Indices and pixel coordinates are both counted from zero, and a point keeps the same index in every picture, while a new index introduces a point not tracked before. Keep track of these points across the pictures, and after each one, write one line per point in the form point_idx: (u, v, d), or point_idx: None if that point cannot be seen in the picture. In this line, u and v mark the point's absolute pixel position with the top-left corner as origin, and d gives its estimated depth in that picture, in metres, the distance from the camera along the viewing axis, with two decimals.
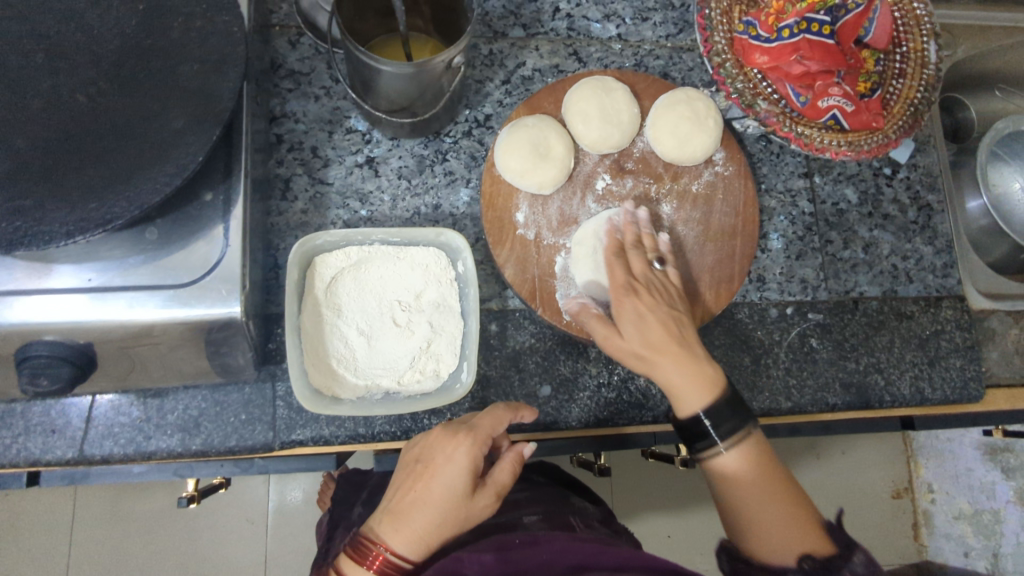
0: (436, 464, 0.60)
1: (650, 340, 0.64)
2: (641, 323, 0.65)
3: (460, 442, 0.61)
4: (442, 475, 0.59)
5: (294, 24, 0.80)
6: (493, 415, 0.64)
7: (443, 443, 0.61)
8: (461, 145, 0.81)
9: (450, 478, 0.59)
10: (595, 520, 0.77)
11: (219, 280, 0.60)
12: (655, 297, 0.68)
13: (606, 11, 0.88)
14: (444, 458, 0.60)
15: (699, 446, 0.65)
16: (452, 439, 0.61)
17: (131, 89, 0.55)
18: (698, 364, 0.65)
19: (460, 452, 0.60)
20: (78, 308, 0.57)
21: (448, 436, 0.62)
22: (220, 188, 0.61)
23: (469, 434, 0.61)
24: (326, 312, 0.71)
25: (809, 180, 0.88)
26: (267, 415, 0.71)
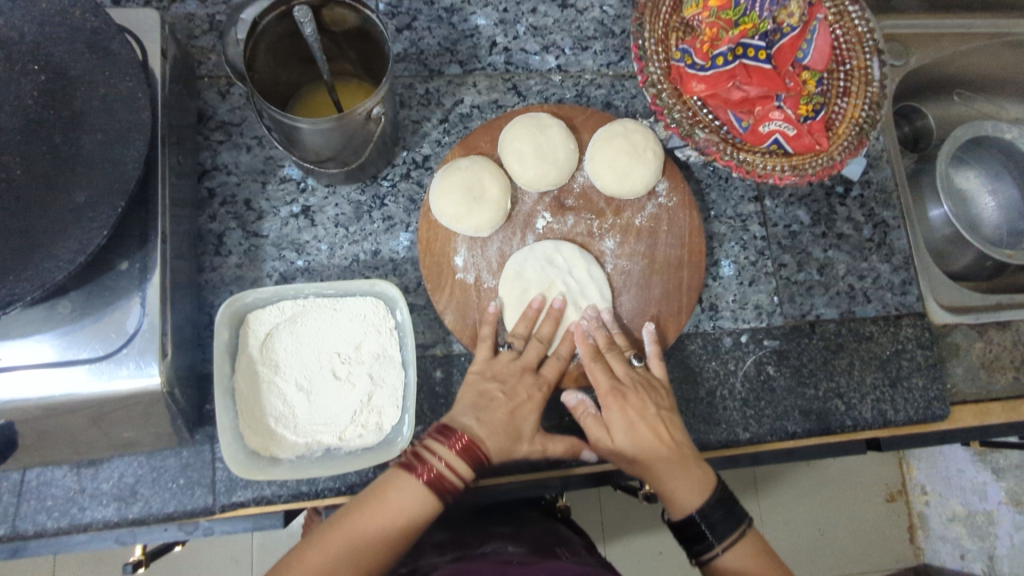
0: (387, 486, 0.57)
1: (641, 448, 0.65)
2: (631, 431, 0.66)
3: (435, 456, 0.58)
4: (399, 493, 0.56)
5: (223, 74, 0.79)
6: (465, 431, 0.61)
7: (406, 463, 0.58)
8: (399, 188, 0.80)
9: (412, 492, 0.56)
10: (583, 549, 0.73)
11: (135, 351, 0.58)
12: (642, 397, 0.69)
13: (544, 42, 0.87)
14: (399, 480, 0.57)
15: (697, 548, 0.63)
16: (415, 464, 0.58)
17: (34, 163, 0.54)
18: (691, 471, 0.65)
19: (423, 472, 0.57)
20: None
21: (418, 451, 0.59)
22: (137, 255, 0.60)
23: (437, 450, 0.59)
24: (262, 370, 0.69)
25: (759, 204, 0.87)
26: (206, 478, 0.69)
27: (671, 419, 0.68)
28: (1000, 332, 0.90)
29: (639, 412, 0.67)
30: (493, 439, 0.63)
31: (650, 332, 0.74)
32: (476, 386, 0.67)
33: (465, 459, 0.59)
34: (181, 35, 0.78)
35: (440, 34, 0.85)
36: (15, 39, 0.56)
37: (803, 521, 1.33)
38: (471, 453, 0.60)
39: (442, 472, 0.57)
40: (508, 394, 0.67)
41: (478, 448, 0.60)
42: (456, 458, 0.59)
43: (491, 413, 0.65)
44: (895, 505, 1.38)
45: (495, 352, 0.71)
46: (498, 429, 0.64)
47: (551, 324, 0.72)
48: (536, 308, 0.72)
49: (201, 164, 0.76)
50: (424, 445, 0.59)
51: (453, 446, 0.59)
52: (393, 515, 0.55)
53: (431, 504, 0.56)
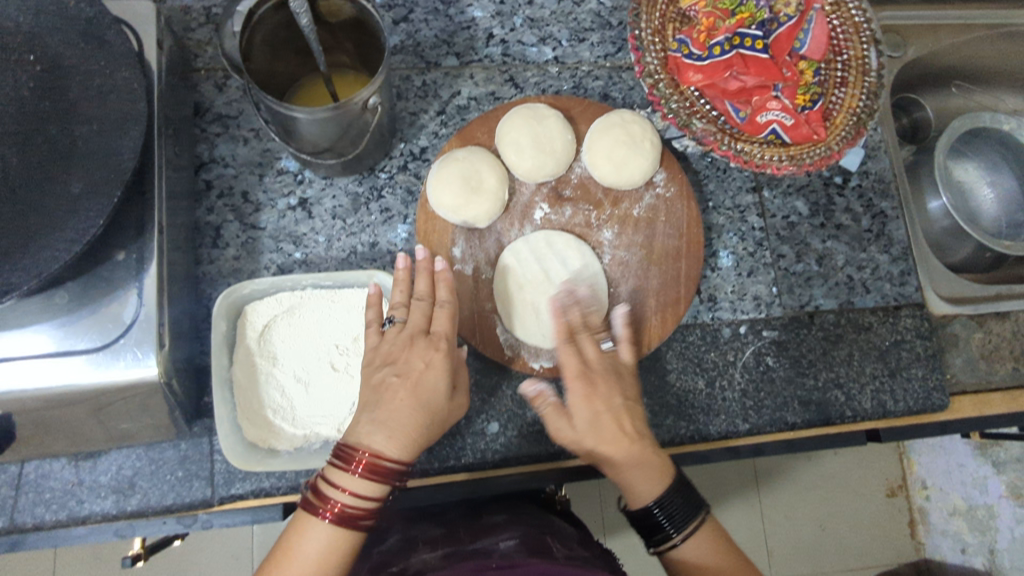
0: (295, 532, 0.53)
1: (604, 439, 0.61)
2: (596, 421, 0.61)
3: (336, 489, 0.54)
4: (306, 541, 0.52)
5: (220, 67, 0.79)
6: (365, 448, 0.55)
7: (309, 501, 0.54)
8: (396, 180, 0.80)
9: (321, 536, 0.53)
10: (577, 542, 0.72)
11: (133, 341, 0.58)
12: (611, 389, 0.63)
13: (541, 34, 0.87)
14: (308, 523, 0.53)
15: (657, 540, 0.61)
16: (317, 503, 0.54)
17: (28, 153, 0.54)
18: (656, 456, 0.62)
19: (328, 510, 0.53)
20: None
21: (320, 486, 0.55)
22: (133, 245, 0.60)
23: (338, 480, 0.54)
24: (260, 362, 0.69)
25: (758, 195, 0.86)
26: (204, 471, 0.69)
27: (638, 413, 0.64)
28: (999, 322, 0.90)
29: (606, 402, 0.62)
30: (394, 441, 0.56)
31: (621, 316, 0.70)
32: (371, 379, 0.61)
33: (374, 477, 0.55)
34: (178, 28, 0.79)
35: (437, 26, 0.85)
36: (10, 29, 0.56)
37: (803, 516, 1.33)
38: (378, 469, 0.54)
39: (347, 503, 0.54)
40: (402, 372, 0.60)
41: (383, 461, 0.55)
42: (360, 482, 0.54)
43: (387, 411, 0.57)
44: (896, 500, 1.38)
45: (382, 333, 0.65)
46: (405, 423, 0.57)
47: (443, 289, 0.65)
48: (404, 269, 0.66)
49: (198, 156, 0.76)
50: (325, 477, 0.55)
51: (354, 471, 0.54)
52: (307, 568, 0.51)
53: (346, 538, 0.53)
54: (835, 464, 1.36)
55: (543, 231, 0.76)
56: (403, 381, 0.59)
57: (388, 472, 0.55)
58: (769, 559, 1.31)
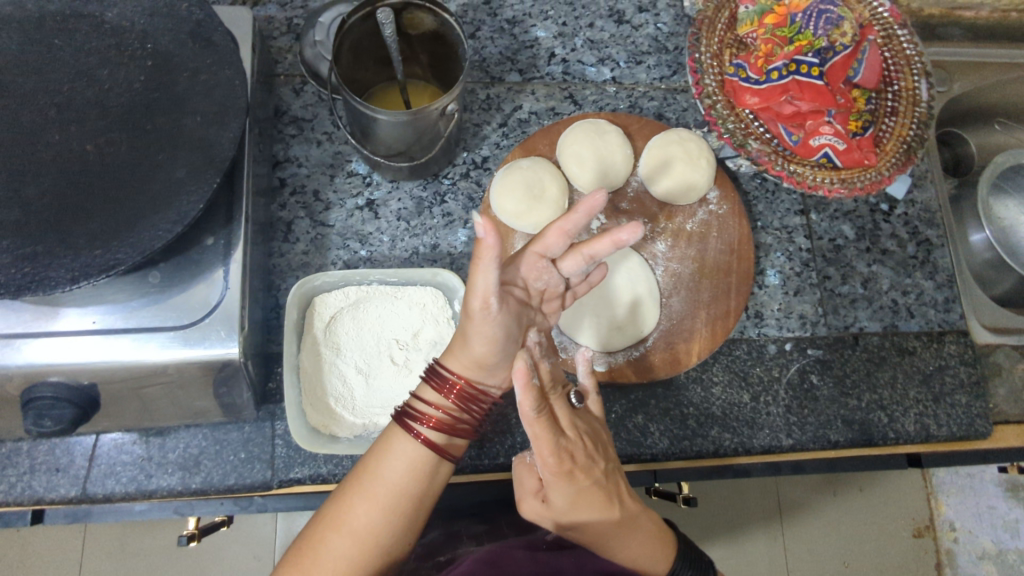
0: (384, 448, 0.58)
1: (587, 526, 0.56)
2: (576, 506, 0.55)
3: (426, 406, 0.60)
4: (395, 456, 0.58)
5: (299, 73, 0.84)
6: (458, 375, 0.60)
7: (401, 419, 0.59)
8: (459, 187, 0.83)
9: (409, 448, 0.58)
10: None
11: (218, 321, 0.61)
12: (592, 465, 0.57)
13: (600, 55, 0.92)
14: (399, 438, 0.58)
15: None
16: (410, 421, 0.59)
17: (139, 140, 0.59)
18: (652, 536, 0.60)
19: (419, 427, 0.59)
20: (82, 348, 0.59)
21: (414, 404, 0.60)
22: (222, 232, 0.63)
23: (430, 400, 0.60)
24: (326, 351, 0.72)
25: (806, 217, 0.89)
26: (266, 453, 0.71)
27: (606, 516, 0.56)
28: None
29: (588, 482, 0.56)
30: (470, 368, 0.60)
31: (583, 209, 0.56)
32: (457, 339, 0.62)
33: (459, 403, 0.60)
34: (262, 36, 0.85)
35: (502, 44, 0.90)
36: (127, 29, 0.62)
37: (825, 552, 1.32)
38: (468, 396, 0.60)
39: (438, 423, 0.59)
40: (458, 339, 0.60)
41: (469, 386, 0.60)
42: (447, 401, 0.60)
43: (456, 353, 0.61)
44: (924, 541, 1.35)
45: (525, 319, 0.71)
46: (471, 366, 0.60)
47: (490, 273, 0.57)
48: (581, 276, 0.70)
49: (274, 155, 0.81)
50: (417, 397, 0.61)
51: (447, 396, 0.60)
52: (395, 477, 0.57)
53: (428, 459, 0.58)
54: (864, 502, 1.34)
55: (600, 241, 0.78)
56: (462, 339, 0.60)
57: (472, 396, 0.60)
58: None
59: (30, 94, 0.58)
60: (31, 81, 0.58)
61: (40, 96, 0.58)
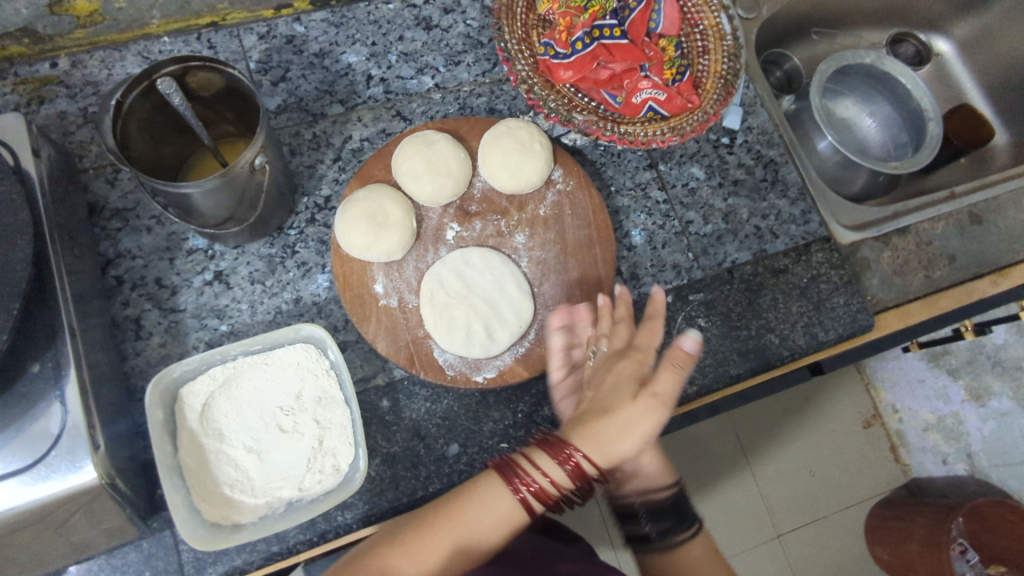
0: (480, 494, 0.55)
1: (639, 430, 0.56)
2: (637, 418, 0.56)
3: (539, 471, 0.55)
4: (489, 510, 0.54)
5: (108, 163, 0.80)
6: (577, 447, 0.55)
7: (506, 470, 0.55)
8: (307, 233, 0.81)
9: (500, 511, 0.54)
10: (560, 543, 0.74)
11: (66, 448, 0.57)
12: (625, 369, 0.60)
13: (418, 65, 0.90)
14: (499, 490, 0.55)
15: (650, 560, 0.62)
16: (515, 476, 0.55)
17: None
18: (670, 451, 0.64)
19: (521, 487, 0.54)
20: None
21: (525, 462, 0.56)
22: (47, 355, 0.59)
23: (540, 462, 0.55)
24: (207, 442, 0.68)
25: (655, 170, 0.90)
26: (173, 563, 0.68)
27: (644, 412, 0.56)
28: (902, 237, 0.94)
29: (636, 377, 0.59)
30: (596, 451, 0.55)
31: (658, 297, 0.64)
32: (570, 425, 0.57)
33: (574, 479, 0.55)
34: (57, 135, 0.79)
35: (316, 79, 0.88)
36: None
37: (791, 465, 1.35)
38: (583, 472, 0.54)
39: (543, 488, 0.54)
40: (616, 380, 0.59)
41: (593, 469, 0.55)
42: (560, 472, 0.55)
43: (601, 411, 0.57)
44: (875, 431, 1.38)
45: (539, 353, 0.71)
46: (624, 432, 0.55)
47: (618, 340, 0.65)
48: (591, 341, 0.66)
49: (103, 255, 0.76)
50: (528, 456, 0.56)
51: (563, 463, 0.54)
52: (488, 521, 0.54)
53: (519, 522, 0.54)
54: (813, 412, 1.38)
55: (459, 248, 0.77)
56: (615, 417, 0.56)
57: (590, 476, 0.55)
58: (774, 524, 1.32)
59: None
60: None
61: None
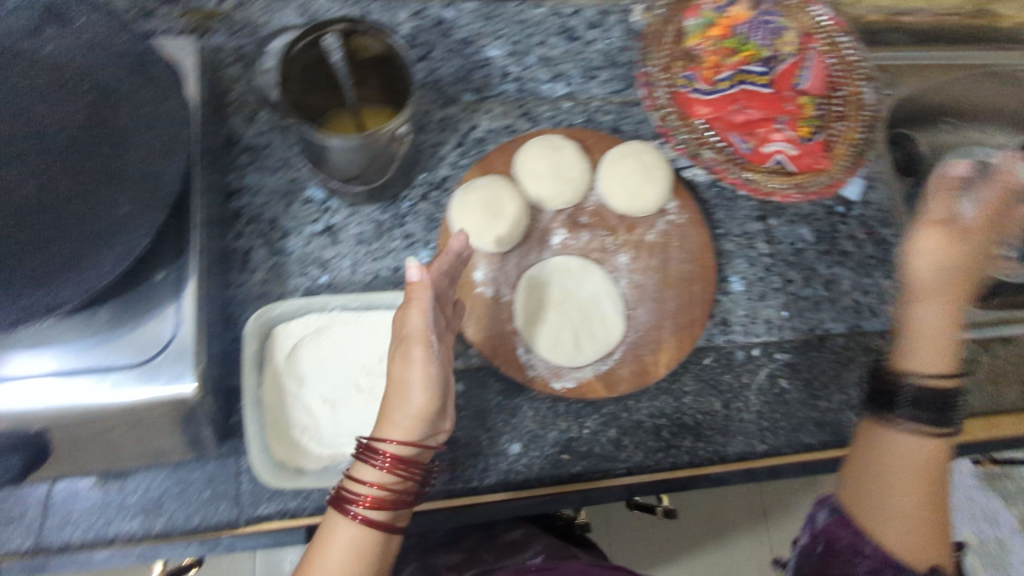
0: (329, 527, 0.58)
1: (431, 376, 0.58)
2: (414, 366, 0.58)
3: (362, 485, 0.57)
4: (337, 539, 0.56)
5: (249, 102, 0.83)
6: (387, 444, 0.58)
7: (338, 501, 0.58)
8: (419, 208, 0.83)
9: (350, 534, 0.57)
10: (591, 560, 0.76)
11: (172, 357, 0.60)
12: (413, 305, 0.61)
13: (554, 71, 0.92)
14: (338, 523, 0.57)
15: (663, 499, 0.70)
16: (346, 503, 0.57)
17: (77, 173, 0.57)
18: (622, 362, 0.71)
19: (353, 509, 0.57)
20: (22, 396, 0.56)
21: (347, 486, 0.59)
22: (172, 266, 0.62)
23: (363, 477, 0.58)
24: (289, 383, 0.71)
25: (765, 223, 0.89)
26: (232, 491, 0.70)
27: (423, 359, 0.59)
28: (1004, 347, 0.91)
29: (422, 316, 0.60)
30: (399, 429, 0.58)
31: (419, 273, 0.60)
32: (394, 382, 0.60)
33: (395, 469, 0.58)
34: (209, 64, 0.83)
35: (455, 64, 0.89)
36: (64, 63, 0.60)
37: None
38: (401, 462, 0.58)
39: (372, 497, 0.57)
40: (405, 320, 0.61)
41: (405, 448, 0.58)
42: (384, 477, 0.58)
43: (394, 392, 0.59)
44: None
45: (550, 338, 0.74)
46: (414, 411, 0.58)
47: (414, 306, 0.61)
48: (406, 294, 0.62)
49: (228, 185, 0.80)
50: (352, 476, 0.59)
51: (380, 465, 0.58)
52: (334, 568, 0.55)
53: (376, 534, 0.57)
54: None
55: (563, 255, 0.78)
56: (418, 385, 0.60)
57: (405, 458, 0.58)
58: None
59: None
60: None
61: None
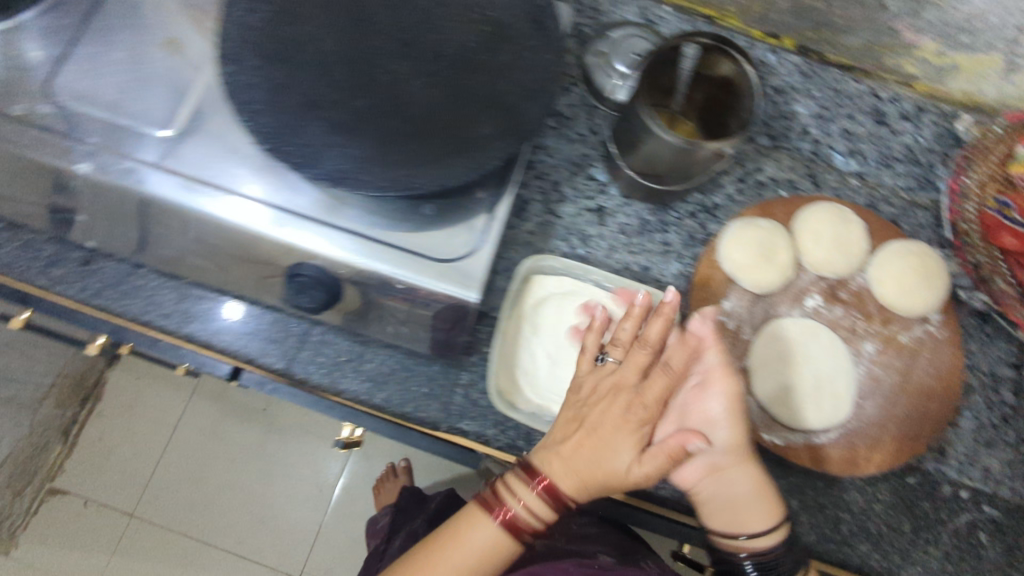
0: (469, 524, 0.65)
1: (648, 466, 0.65)
2: (618, 428, 0.66)
3: (516, 497, 0.64)
4: (474, 536, 0.64)
5: (572, 75, 0.90)
6: (545, 471, 0.64)
7: (486, 501, 0.65)
8: (684, 223, 0.86)
9: (485, 537, 0.64)
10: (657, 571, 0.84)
11: (468, 266, 0.66)
12: (635, 354, 0.69)
13: (852, 147, 0.93)
14: (478, 523, 0.65)
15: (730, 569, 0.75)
16: (493, 504, 0.65)
17: (458, 89, 0.65)
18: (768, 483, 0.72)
19: (501, 513, 0.64)
20: (328, 237, 0.64)
21: (501, 489, 0.65)
22: (492, 191, 0.69)
23: (518, 491, 0.64)
24: (526, 328, 0.77)
25: (1016, 372, 0.85)
26: (445, 398, 0.77)
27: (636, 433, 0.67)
28: None
29: (635, 377, 0.69)
30: (571, 476, 0.64)
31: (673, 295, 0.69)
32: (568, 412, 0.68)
33: (547, 496, 0.64)
34: None
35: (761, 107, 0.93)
36: None
37: None
38: (554, 493, 0.64)
39: (520, 512, 0.64)
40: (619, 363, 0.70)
41: (562, 488, 0.64)
42: (533, 495, 0.64)
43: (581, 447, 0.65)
44: None
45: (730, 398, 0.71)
46: (579, 466, 0.64)
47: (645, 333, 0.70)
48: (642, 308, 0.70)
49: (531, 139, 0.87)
50: (506, 482, 0.65)
51: (534, 487, 0.64)
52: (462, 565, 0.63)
53: (507, 545, 0.64)
54: None
55: (811, 319, 0.79)
56: (595, 436, 0.66)
57: (563, 496, 0.64)
58: None
59: (381, 26, 0.66)
60: (388, 17, 0.67)
61: (388, 31, 0.66)
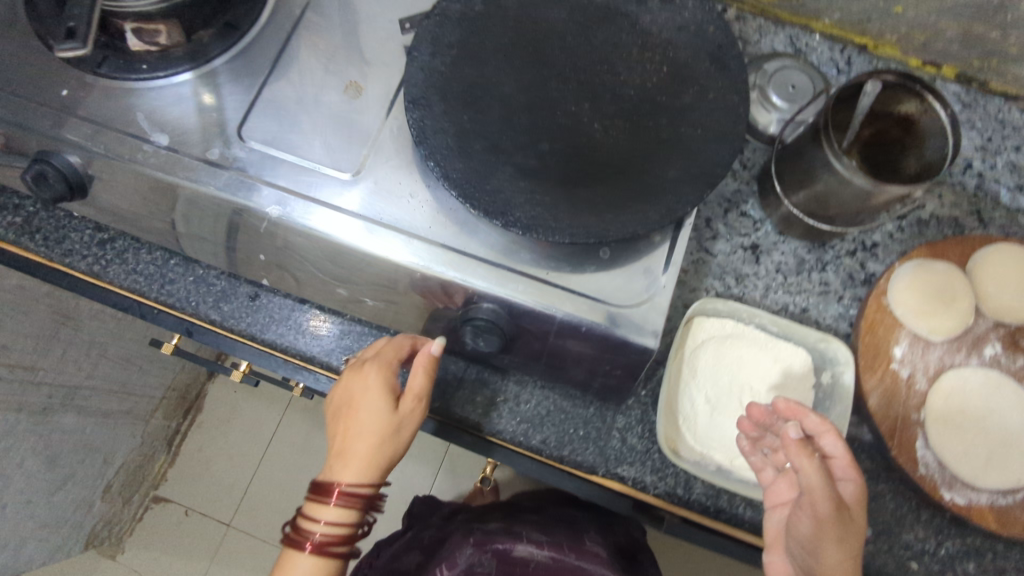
0: (286, 563, 0.67)
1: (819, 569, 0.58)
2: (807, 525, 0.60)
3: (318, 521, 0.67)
4: (295, 572, 0.66)
5: None
6: (337, 480, 0.67)
7: (293, 539, 0.68)
8: (842, 262, 0.83)
9: (306, 566, 0.66)
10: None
11: (649, 312, 0.63)
12: (808, 506, 0.60)
13: (1020, 181, 0.87)
14: (297, 557, 0.67)
15: None
16: (299, 539, 0.67)
17: (640, 133, 0.64)
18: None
19: (308, 540, 0.67)
20: (505, 280, 0.63)
21: (304, 521, 0.68)
22: (669, 232, 0.66)
23: (317, 513, 0.67)
24: (687, 372, 0.75)
25: None
26: (603, 442, 0.77)
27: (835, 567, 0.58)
28: None
29: (813, 507, 0.59)
30: (358, 472, 0.66)
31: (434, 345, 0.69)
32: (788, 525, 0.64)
33: (349, 504, 0.67)
34: None
35: None
36: (654, 33, 0.68)
37: None
38: (350, 499, 0.66)
39: (325, 532, 0.67)
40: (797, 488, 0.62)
41: (360, 487, 0.67)
42: (333, 508, 0.67)
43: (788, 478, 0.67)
44: None
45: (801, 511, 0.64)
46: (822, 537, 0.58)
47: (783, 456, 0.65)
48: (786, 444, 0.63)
49: None
50: (309, 511, 0.68)
51: (332, 501, 0.66)
52: None
53: (331, 564, 0.68)
54: None
55: (990, 368, 0.75)
56: (352, 408, 0.68)
57: (360, 495, 0.67)
58: None
59: (560, 68, 0.66)
60: (565, 58, 0.66)
61: (565, 72, 0.66)
